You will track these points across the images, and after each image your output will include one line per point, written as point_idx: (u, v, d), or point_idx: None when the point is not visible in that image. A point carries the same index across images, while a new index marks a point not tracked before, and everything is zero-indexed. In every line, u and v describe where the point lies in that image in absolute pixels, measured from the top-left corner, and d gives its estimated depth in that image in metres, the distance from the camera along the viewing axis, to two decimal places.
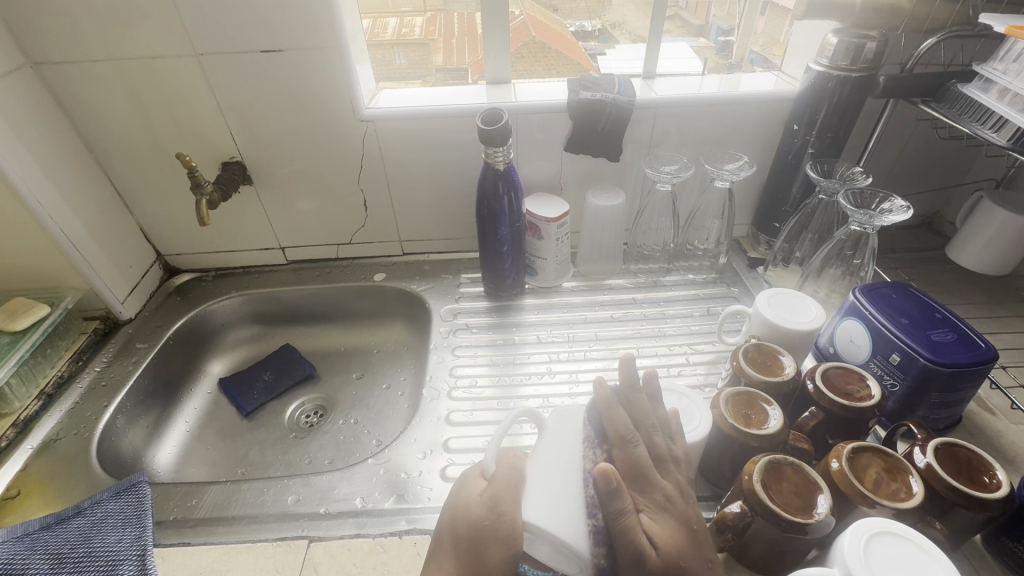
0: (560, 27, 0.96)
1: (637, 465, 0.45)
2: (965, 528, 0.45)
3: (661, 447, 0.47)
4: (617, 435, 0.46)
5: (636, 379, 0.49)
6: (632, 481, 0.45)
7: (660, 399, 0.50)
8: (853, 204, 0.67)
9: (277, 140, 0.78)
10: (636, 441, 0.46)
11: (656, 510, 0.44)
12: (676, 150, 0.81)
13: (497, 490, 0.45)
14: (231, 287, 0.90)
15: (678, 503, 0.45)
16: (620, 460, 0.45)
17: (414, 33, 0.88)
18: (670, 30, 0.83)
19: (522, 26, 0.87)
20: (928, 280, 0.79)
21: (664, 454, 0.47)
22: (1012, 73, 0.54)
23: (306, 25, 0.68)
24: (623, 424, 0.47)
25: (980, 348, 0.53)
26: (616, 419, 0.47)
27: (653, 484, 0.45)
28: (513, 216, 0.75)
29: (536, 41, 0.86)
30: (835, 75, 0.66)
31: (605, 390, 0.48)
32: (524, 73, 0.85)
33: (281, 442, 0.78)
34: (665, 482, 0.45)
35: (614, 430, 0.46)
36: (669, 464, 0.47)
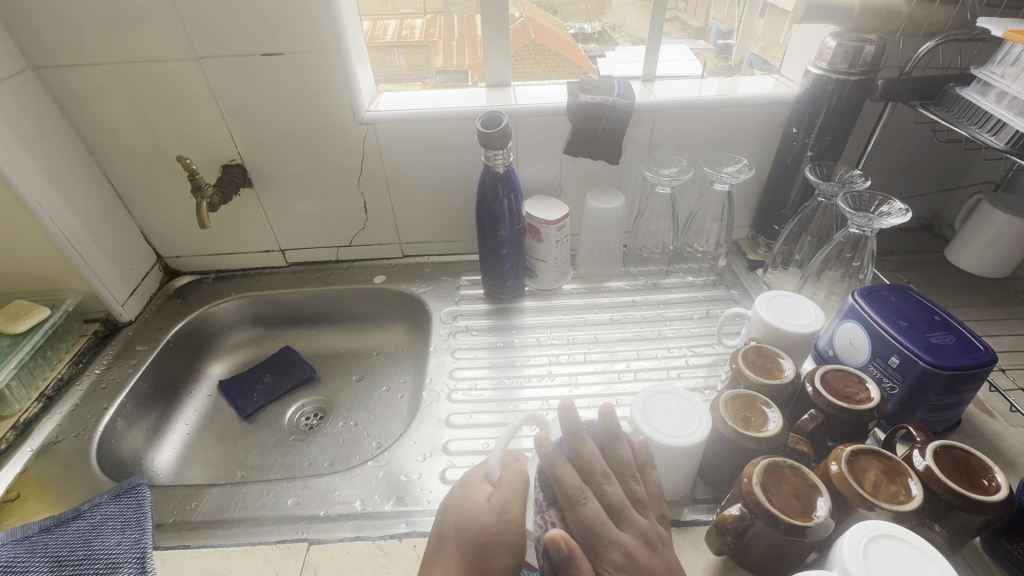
0: (563, 30, 0.98)
1: (591, 524, 0.43)
2: (964, 531, 0.46)
3: (616, 496, 0.45)
4: (565, 494, 0.43)
5: (576, 424, 0.47)
6: (585, 544, 0.42)
7: (619, 436, 0.48)
8: (852, 207, 0.68)
9: (278, 143, 0.78)
10: (585, 496, 0.43)
11: (616, 573, 0.41)
12: (676, 153, 0.82)
13: (505, 496, 0.46)
14: (231, 289, 0.90)
15: (642, 558, 0.42)
16: (572, 522, 0.43)
17: (415, 35, 0.91)
18: (669, 32, 0.83)
19: (523, 27, 0.90)
20: (927, 282, 0.79)
21: (621, 505, 0.44)
22: (1010, 76, 0.54)
23: (306, 29, 0.68)
24: (570, 481, 0.44)
25: (980, 350, 0.54)
26: (563, 474, 0.44)
27: (611, 542, 0.42)
28: (513, 219, 0.75)
29: (536, 44, 0.91)
30: (834, 78, 0.66)
31: (547, 447, 0.45)
32: (524, 75, 0.85)
33: (281, 445, 0.78)
34: (625, 537, 0.43)
35: (561, 488, 0.44)
36: (625, 511, 0.44)
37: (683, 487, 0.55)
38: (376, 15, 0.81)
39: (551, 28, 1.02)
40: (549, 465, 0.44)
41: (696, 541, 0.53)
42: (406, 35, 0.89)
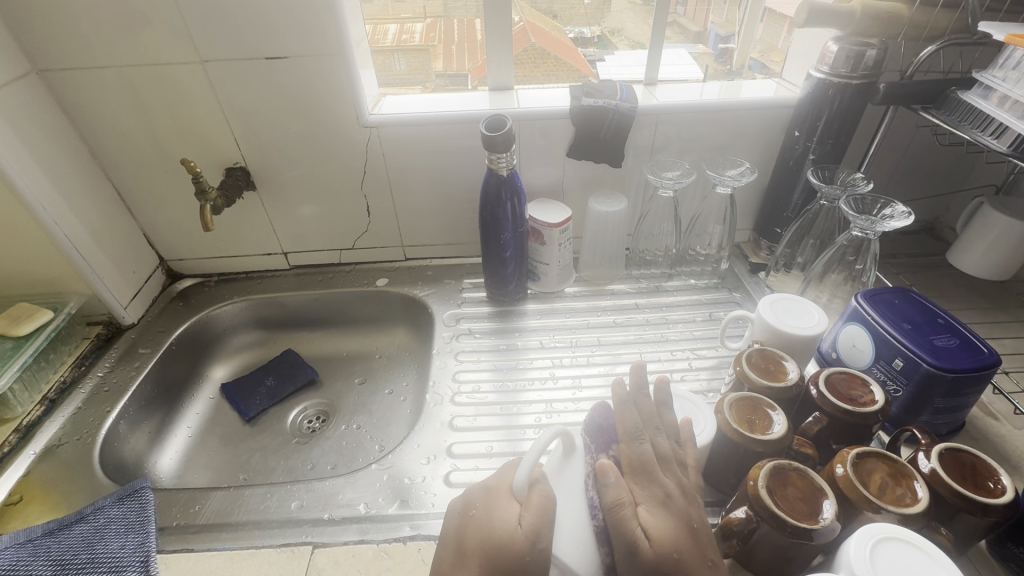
0: (561, 32, 0.88)
1: (642, 462, 0.47)
2: (971, 534, 0.45)
3: (665, 449, 0.49)
4: (626, 432, 0.49)
5: (645, 383, 0.53)
6: (633, 476, 0.47)
7: (669, 405, 0.53)
8: (855, 210, 0.68)
9: (281, 145, 0.78)
10: (643, 438, 0.49)
11: (653, 504, 0.45)
12: (677, 156, 0.82)
13: (537, 521, 0.44)
14: (234, 292, 0.90)
15: (677, 500, 0.46)
16: (626, 456, 0.48)
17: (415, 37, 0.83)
18: (670, 36, 0.83)
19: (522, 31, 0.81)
20: (930, 285, 0.79)
21: (668, 456, 0.49)
22: (1012, 79, 0.55)
23: (311, 30, 0.68)
24: (632, 423, 0.50)
25: (984, 353, 0.54)
26: (624, 418, 0.50)
27: (654, 479, 0.47)
28: (516, 222, 0.75)
29: (536, 48, 0.82)
30: (836, 82, 0.66)
31: (620, 391, 0.52)
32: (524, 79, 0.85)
33: (283, 448, 0.77)
34: (667, 481, 0.47)
35: (623, 428, 0.50)
36: (672, 464, 0.48)
37: None
38: (376, 18, 0.80)
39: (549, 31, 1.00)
40: (621, 404, 0.51)
41: None
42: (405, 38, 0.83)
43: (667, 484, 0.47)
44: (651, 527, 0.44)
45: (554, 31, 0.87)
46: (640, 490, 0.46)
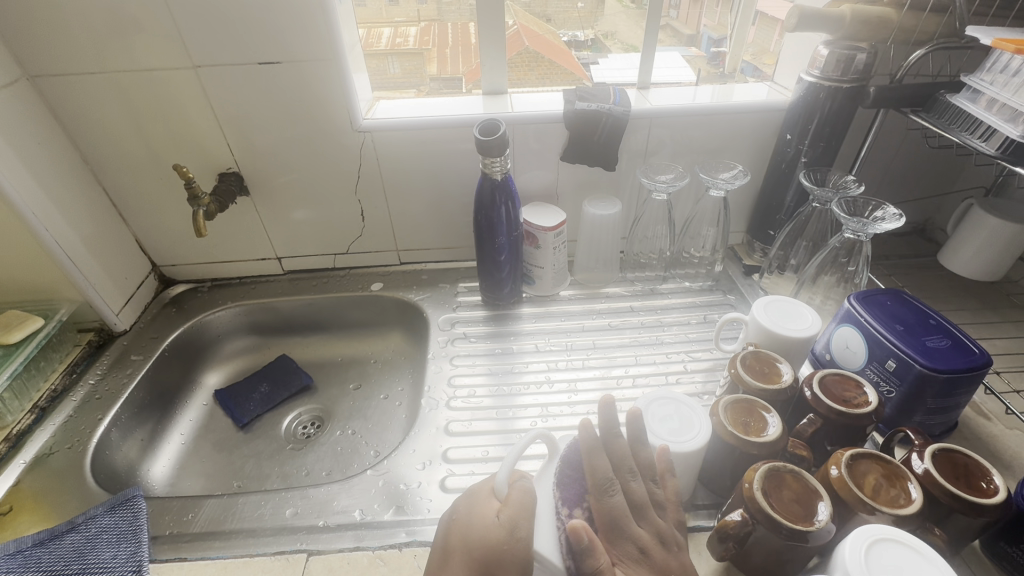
0: (554, 36, 0.88)
1: (614, 516, 0.45)
2: (964, 533, 0.46)
3: (639, 495, 0.47)
4: (595, 484, 0.46)
5: (615, 421, 0.49)
6: (607, 532, 0.45)
7: (643, 440, 0.49)
8: (847, 212, 0.68)
9: (276, 151, 0.78)
10: (612, 490, 0.46)
11: (629, 562, 0.44)
12: (671, 160, 0.82)
13: (515, 513, 0.44)
14: (227, 298, 0.89)
15: (655, 553, 0.45)
16: (597, 510, 0.46)
17: (410, 41, 0.85)
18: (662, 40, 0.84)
19: (515, 34, 0.82)
20: (922, 286, 0.80)
21: (643, 503, 0.46)
22: (1000, 83, 0.55)
23: (306, 37, 0.68)
24: (601, 472, 0.47)
25: (975, 353, 0.54)
26: (592, 467, 0.47)
27: (628, 536, 0.45)
28: (510, 226, 0.75)
29: (530, 50, 0.83)
30: (826, 85, 0.67)
31: (588, 434, 0.48)
32: (518, 82, 0.86)
33: (277, 455, 0.77)
34: (641, 533, 0.45)
35: (593, 478, 0.46)
36: (647, 507, 0.47)
37: (685, 492, 0.55)
38: (371, 22, 0.80)
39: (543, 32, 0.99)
40: (589, 451, 0.47)
41: (698, 548, 0.53)
42: (399, 41, 0.84)
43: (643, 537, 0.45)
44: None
45: (548, 35, 0.87)
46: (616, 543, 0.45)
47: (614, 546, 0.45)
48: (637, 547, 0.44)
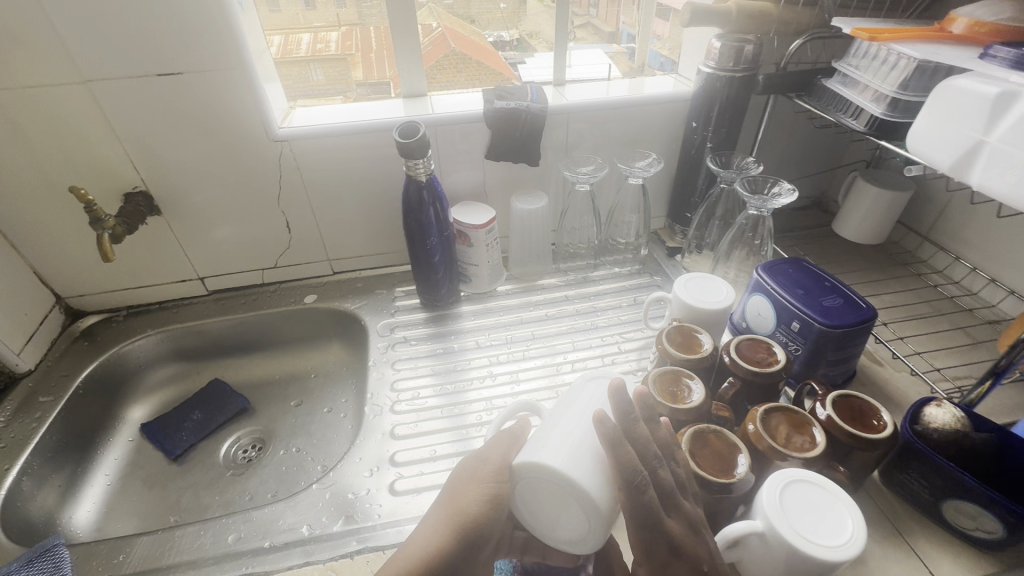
0: (479, 36, 0.91)
1: (649, 511, 0.42)
2: (864, 467, 0.51)
3: (669, 482, 0.43)
4: (624, 480, 0.42)
5: (628, 409, 0.45)
6: (639, 525, 0.42)
7: (655, 418, 0.47)
8: (749, 191, 0.74)
9: (188, 166, 0.74)
10: (644, 485, 0.42)
11: (659, 561, 0.42)
12: (591, 153, 0.86)
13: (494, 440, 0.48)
14: (147, 325, 0.84)
15: (688, 546, 0.42)
16: (629, 503, 0.42)
17: (331, 47, 0.84)
18: (582, 37, 0.91)
19: (441, 37, 0.84)
20: (821, 254, 0.88)
21: (670, 493, 0.43)
22: (864, 68, 0.62)
23: (209, 46, 0.66)
24: (628, 465, 0.42)
25: (863, 308, 0.61)
26: (614, 460, 0.42)
27: (662, 529, 0.42)
28: (441, 226, 0.76)
29: (457, 52, 0.83)
30: (723, 75, 0.72)
31: (605, 427, 0.43)
32: (445, 84, 0.87)
33: (217, 482, 0.74)
34: (672, 526, 0.42)
35: (621, 474, 0.42)
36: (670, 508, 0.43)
37: None
38: (288, 28, 0.80)
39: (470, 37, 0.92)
40: (609, 446, 0.42)
41: None
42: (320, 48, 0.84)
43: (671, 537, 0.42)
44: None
45: (473, 35, 0.90)
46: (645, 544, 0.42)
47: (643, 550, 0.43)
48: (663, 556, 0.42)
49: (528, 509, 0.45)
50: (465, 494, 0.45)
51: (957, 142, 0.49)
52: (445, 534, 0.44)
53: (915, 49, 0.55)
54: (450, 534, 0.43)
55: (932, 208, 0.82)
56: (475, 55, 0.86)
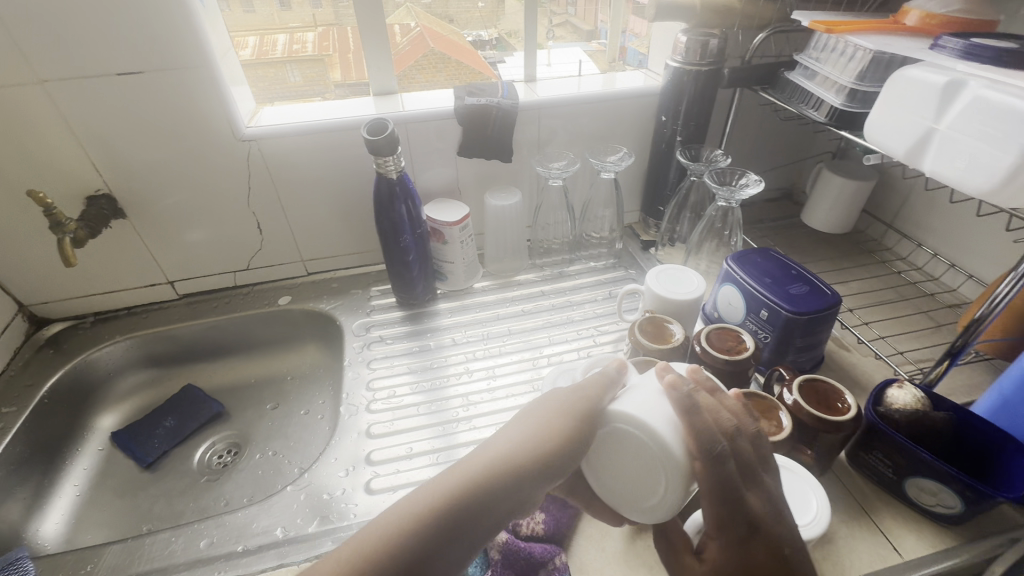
0: (459, 36, 0.90)
1: (731, 486, 0.39)
2: (830, 449, 0.53)
3: (748, 453, 0.40)
4: (701, 451, 0.39)
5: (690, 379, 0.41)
6: (716, 500, 0.39)
7: (722, 389, 0.43)
8: (717, 183, 0.76)
9: (153, 167, 0.73)
10: (724, 458, 0.39)
11: (730, 540, 0.39)
12: (564, 148, 0.86)
13: (589, 380, 0.45)
14: (116, 331, 0.82)
15: (768, 524, 0.39)
16: (708, 475, 0.39)
17: (308, 48, 0.84)
18: (561, 36, 0.94)
19: (420, 36, 0.84)
20: (791, 244, 0.90)
21: (752, 466, 0.40)
22: (824, 60, 0.64)
23: (170, 44, 0.64)
24: (707, 435, 0.39)
25: (828, 295, 0.62)
26: (693, 427, 0.39)
27: (741, 503, 0.39)
28: (414, 224, 0.76)
29: (435, 52, 0.84)
30: (689, 69, 0.73)
31: (677, 395, 0.40)
32: (426, 84, 0.86)
33: (191, 489, 0.73)
34: (752, 500, 0.39)
35: (699, 444, 0.39)
36: (749, 481, 0.40)
37: None
38: (263, 29, 0.81)
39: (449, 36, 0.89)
40: (684, 412, 0.39)
41: None
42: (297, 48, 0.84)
43: (750, 511, 0.39)
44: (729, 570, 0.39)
45: (452, 35, 0.89)
46: (724, 518, 0.39)
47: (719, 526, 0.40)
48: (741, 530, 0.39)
49: (607, 466, 0.44)
50: (550, 421, 0.43)
51: (909, 129, 0.51)
52: (528, 452, 0.41)
53: (870, 41, 0.56)
54: (526, 457, 0.41)
55: (895, 197, 0.84)
56: (456, 54, 0.86)
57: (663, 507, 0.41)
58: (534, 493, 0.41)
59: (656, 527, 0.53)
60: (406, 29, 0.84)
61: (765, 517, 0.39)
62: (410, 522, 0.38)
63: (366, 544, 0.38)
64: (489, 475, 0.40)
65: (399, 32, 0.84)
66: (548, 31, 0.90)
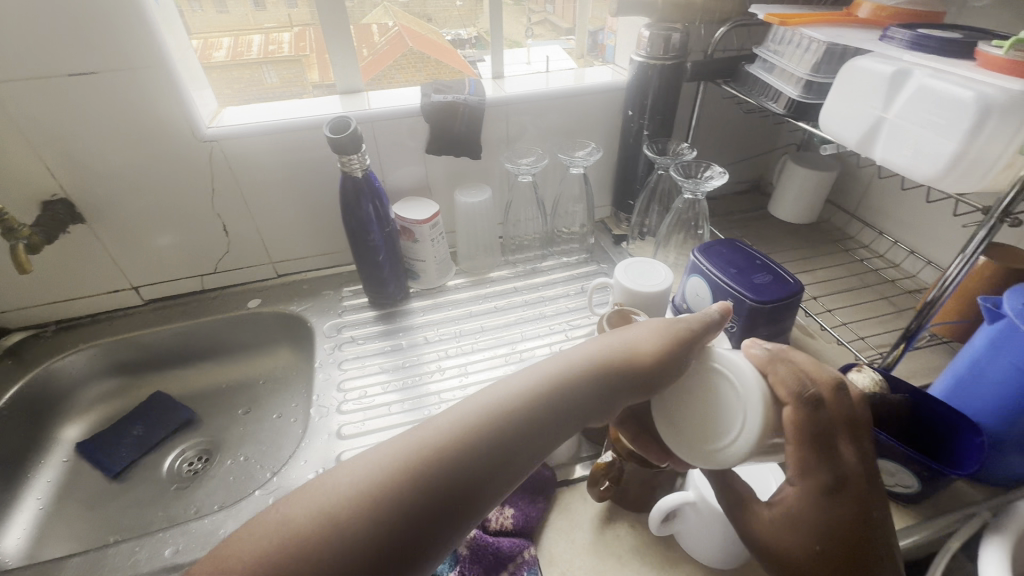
0: (438, 35, 0.93)
1: (823, 434, 0.38)
2: None
3: (846, 412, 0.39)
4: (792, 394, 0.38)
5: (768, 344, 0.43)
6: (807, 445, 0.38)
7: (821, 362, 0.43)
8: (683, 176, 0.76)
9: (112, 170, 0.71)
10: (819, 406, 0.38)
11: (809, 487, 0.38)
12: (533, 144, 0.87)
13: (693, 317, 0.45)
14: (79, 339, 0.80)
15: (853, 481, 0.38)
16: (805, 419, 0.38)
17: (284, 48, 0.84)
18: (540, 34, 0.97)
19: (398, 36, 0.86)
20: (758, 235, 0.91)
21: (849, 423, 0.39)
22: (781, 53, 0.65)
23: (123, 44, 0.63)
24: (796, 382, 0.39)
25: (790, 283, 0.64)
26: (780, 374, 0.40)
27: (833, 454, 0.38)
28: (382, 223, 0.75)
29: (415, 51, 0.85)
30: (653, 64, 0.74)
31: (760, 349, 0.42)
32: (407, 83, 0.85)
33: (160, 498, 0.71)
34: (842, 453, 0.38)
35: (787, 388, 0.39)
36: (839, 443, 0.39)
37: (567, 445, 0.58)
38: (238, 30, 0.83)
39: (429, 35, 0.92)
40: (771, 360, 0.40)
41: (583, 495, 0.56)
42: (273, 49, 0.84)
43: (839, 468, 0.38)
44: (808, 522, 0.37)
45: (431, 34, 0.92)
46: (813, 465, 0.38)
47: (805, 472, 0.38)
48: (826, 480, 0.37)
49: (675, 410, 0.43)
50: (644, 341, 0.44)
51: (862, 119, 0.52)
52: (609, 368, 0.43)
53: (822, 33, 0.57)
54: (603, 372, 0.43)
55: (857, 187, 0.86)
56: (435, 54, 0.87)
57: (729, 461, 0.39)
58: (600, 414, 0.43)
59: (625, 517, 0.54)
60: (386, 29, 0.87)
61: (853, 477, 0.38)
62: (476, 423, 0.40)
63: (433, 437, 0.39)
64: (557, 389, 0.42)
65: (378, 31, 0.88)
66: (527, 29, 0.94)
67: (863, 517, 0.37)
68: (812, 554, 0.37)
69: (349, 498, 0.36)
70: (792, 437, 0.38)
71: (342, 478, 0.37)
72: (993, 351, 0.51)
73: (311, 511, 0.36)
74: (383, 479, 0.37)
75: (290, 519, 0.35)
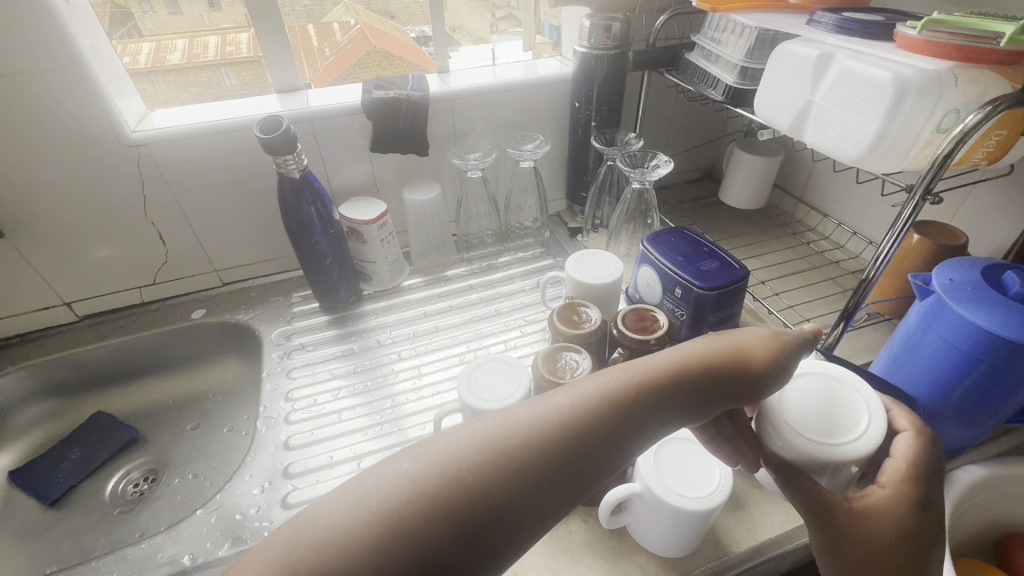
0: (403, 32, 0.90)
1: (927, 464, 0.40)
2: None
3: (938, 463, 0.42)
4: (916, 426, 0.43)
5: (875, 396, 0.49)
6: (909, 466, 0.39)
7: None
8: (629, 166, 0.76)
9: (29, 179, 0.67)
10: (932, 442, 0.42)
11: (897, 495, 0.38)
12: (481, 139, 0.85)
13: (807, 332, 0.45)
14: (7, 361, 0.75)
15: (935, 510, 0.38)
16: (916, 449, 0.41)
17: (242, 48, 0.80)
18: (505, 29, 0.95)
19: (360, 33, 0.85)
20: (711, 223, 0.92)
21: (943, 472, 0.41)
22: (717, 41, 0.65)
23: (30, 45, 0.59)
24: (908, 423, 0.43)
25: (736, 269, 0.64)
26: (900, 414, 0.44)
27: (931, 483, 0.39)
28: (325, 225, 0.73)
29: (379, 49, 0.85)
30: (596, 54, 0.73)
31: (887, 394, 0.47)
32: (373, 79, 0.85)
33: (102, 523, 0.68)
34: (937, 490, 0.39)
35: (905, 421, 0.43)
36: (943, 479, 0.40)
37: None
38: (194, 32, 0.81)
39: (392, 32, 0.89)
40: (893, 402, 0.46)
41: None
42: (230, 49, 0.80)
43: (934, 491, 0.38)
44: (898, 516, 0.37)
45: (395, 31, 0.89)
46: (917, 480, 0.39)
47: (904, 480, 0.39)
48: (923, 494, 0.38)
49: (790, 405, 0.44)
50: (749, 348, 0.41)
51: (793, 104, 0.52)
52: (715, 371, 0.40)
53: (751, 18, 0.58)
54: (707, 375, 0.40)
55: (802, 172, 0.88)
56: (398, 51, 0.87)
57: (839, 458, 0.41)
58: (717, 403, 0.40)
59: (577, 512, 0.53)
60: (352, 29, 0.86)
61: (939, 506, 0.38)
62: (601, 403, 0.37)
63: (557, 409, 0.36)
64: (680, 375, 0.39)
65: (340, 30, 0.86)
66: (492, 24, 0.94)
67: (939, 540, 0.37)
68: (884, 542, 0.36)
69: (476, 459, 0.33)
70: (906, 455, 0.40)
71: (461, 444, 0.34)
72: (925, 326, 0.52)
73: (433, 470, 0.33)
74: (507, 447, 0.34)
75: (416, 475, 0.33)
